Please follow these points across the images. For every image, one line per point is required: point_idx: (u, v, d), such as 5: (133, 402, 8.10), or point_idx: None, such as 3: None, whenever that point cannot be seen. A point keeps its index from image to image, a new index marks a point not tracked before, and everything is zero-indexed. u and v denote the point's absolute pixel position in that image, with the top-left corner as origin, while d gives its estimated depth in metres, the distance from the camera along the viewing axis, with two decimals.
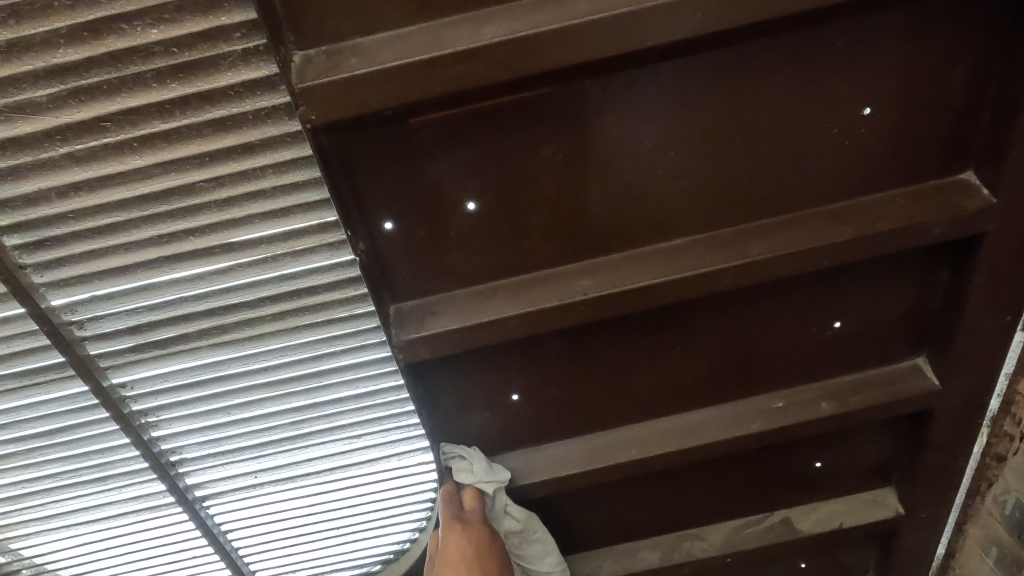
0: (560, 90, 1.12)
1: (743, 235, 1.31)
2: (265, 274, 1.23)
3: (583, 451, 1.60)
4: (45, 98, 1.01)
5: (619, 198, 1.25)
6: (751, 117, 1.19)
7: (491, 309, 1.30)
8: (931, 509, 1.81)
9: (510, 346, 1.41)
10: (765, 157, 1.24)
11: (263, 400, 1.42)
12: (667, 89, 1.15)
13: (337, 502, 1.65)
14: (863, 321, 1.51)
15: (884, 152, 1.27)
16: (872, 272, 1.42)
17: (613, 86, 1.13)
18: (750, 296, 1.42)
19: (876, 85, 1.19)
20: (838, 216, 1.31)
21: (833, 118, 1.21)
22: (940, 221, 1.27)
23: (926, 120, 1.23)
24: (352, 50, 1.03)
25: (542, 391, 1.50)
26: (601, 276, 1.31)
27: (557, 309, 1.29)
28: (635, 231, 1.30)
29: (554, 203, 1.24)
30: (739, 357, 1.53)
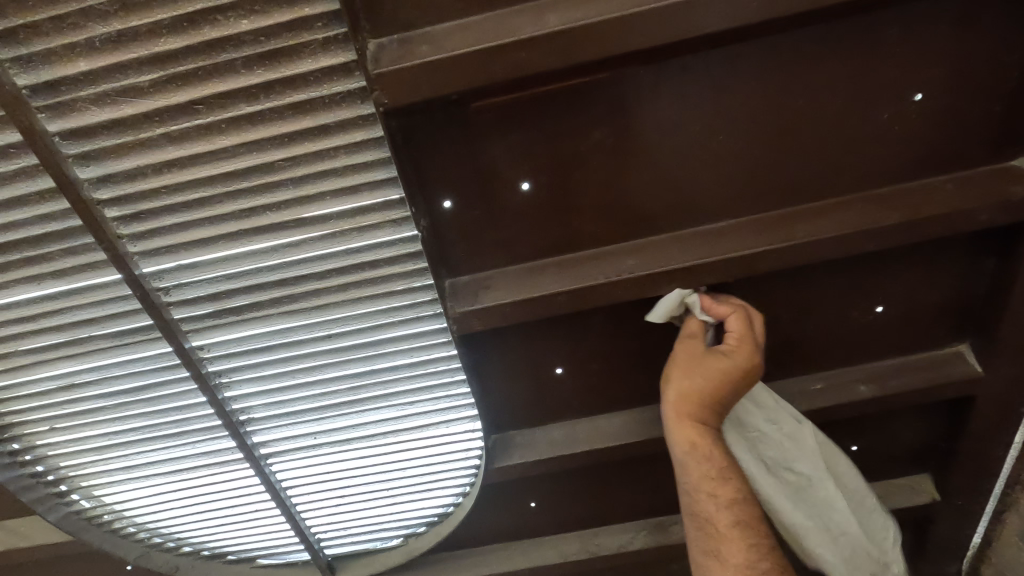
0: (616, 75, 1.18)
1: (789, 218, 1.35)
2: (332, 247, 1.32)
3: (623, 425, 1.67)
4: (147, 83, 1.12)
5: (666, 178, 1.30)
6: (801, 101, 1.23)
7: (542, 284, 1.37)
8: (967, 496, 1.83)
9: (557, 320, 1.48)
10: (813, 141, 1.27)
11: (325, 365, 1.53)
12: (719, 74, 1.19)
13: (388, 465, 1.76)
14: (905, 306, 1.53)
15: (934, 139, 1.28)
16: (918, 256, 1.44)
17: (665, 72, 1.18)
18: (793, 278, 1.45)
19: (927, 71, 1.21)
20: (884, 200, 1.33)
21: (883, 104, 1.24)
22: (990, 207, 1.28)
23: (977, 106, 1.24)
24: (422, 38, 1.10)
25: (585, 365, 1.58)
26: (648, 255, 1.36)
27: (604, 287, 1.35)
28: (681, 213, 1.35)
29: (605, 183, 1.30)
30: (779, 338, 1.57)
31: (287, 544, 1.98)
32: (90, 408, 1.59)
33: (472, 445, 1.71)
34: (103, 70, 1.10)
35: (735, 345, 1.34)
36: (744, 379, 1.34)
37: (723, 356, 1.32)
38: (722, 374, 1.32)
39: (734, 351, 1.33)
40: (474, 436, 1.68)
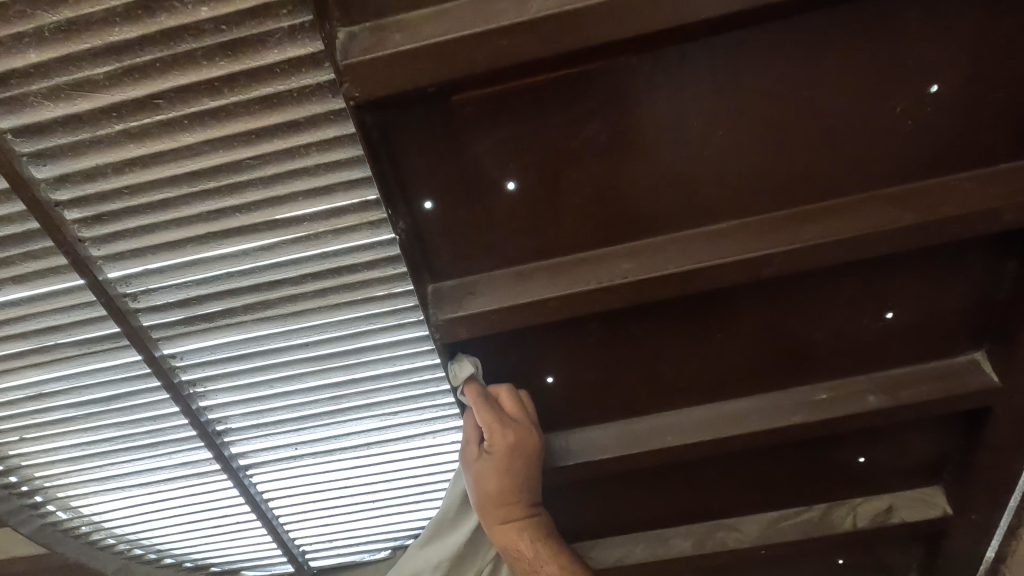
0: (607, 66, 1.09)
1: (794, 219, 1.25)
2: (307, 251, 1.25)
3: (619, 437, 1.58)
4: (102, 76, 1.04)
5: (662, 177, 1.21)
6: (807, 94, 1.14)
7: (530, 290, 1.29)
8: (983, 511, 1.74)
9: (547, 328, 1.40)
10: (821, 137, 1.18)
11: (305, 373, 1.45)
12: (718, 64, 1.10)
13: (373, 476, 1.69)
14: (919, 312, 1.44)
15: (952, 134, 1.19)
16: (933, 260, 1.35)
17: (660, 62, 1.10)
18: (799, 283, 1.37)
19: (945, 60, 1.11)
20: (898, 200, 1.23)
21: (897, 97, 1.14)
22: (1013, 208, 1.18)
23: (999, 99, 1.15)
24: (396, 26, 1.02)
25: (578, 374, 1.49)
26: (642, 260, 1.27)
27: (596, 293, 1.27)
28: (678, 214, 1.26)
29: (597, 182, 1.21)
30: (784, 346, 1.48)
31: (271, 556, 1.92)
32: (61, 418, 1.52)
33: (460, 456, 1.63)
34: (54, 62, 1.02)
35: (494, 435, 1.36)
36: (519, 458, 1.40)
37: (517, 436, 1.38)
38: (506, 459, 1.39)
39: (494, 447, 1.38)
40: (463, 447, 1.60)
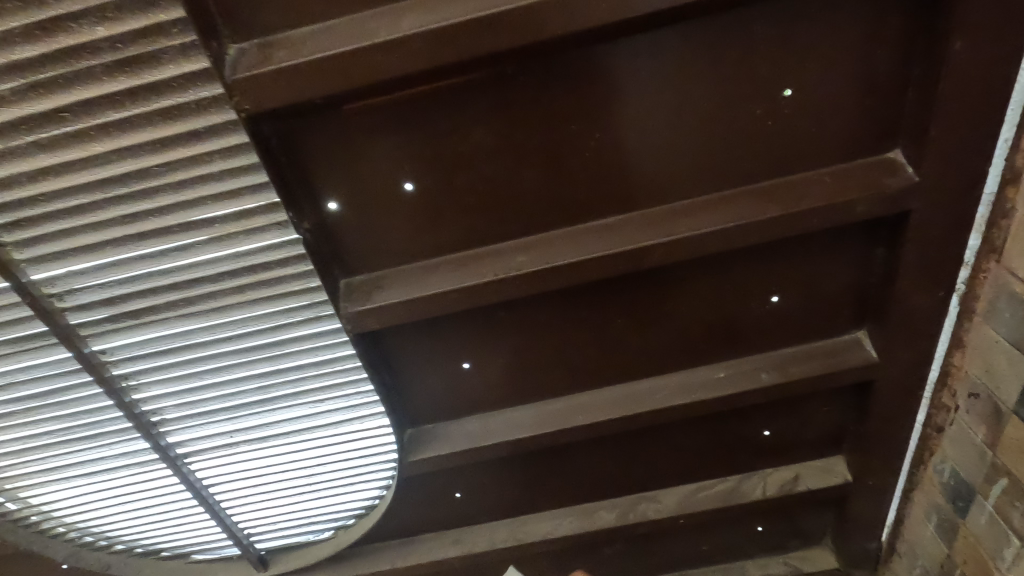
0: (485, 76, 1.18)
1: (674, 213, 1.36)
2: (221, 250, 1.33)
3: (535, 417, 1.70)
4: (8, 91, 1.11)
5: (550, 176, 1.31)
6: (674, 98, 1.24)
7: (434, 282, 1.38)
8: (878, 475, 1.90)
9: (457, 317, 1.50)
10: (691, 138, 1.28)
11: (232, 365, 1.54)
12: (588, 73, 1.20)
13: (308, 460, 1.79)
14: (800, 295, 1.56)
15: (809, 133, 1.29)
16: (807, 247, 1.46)
17: (535, 72, 1.19)
18: (687, 271, 1.48)
19: (796, 66, 1.22)
20: (765, 194, 1.34)
21: (756, 100, 1.25)
22: (864, 200, 1.31)
23: (848, 101, 1.26)
24: (282, 43, 1.10)
25: (490, 360, 1.61)
26: (537, 253, 1.37)
27: (494, 284, 1.37)
28: (569, 210, 1.36)
29: (489, 181, 1.31)
30: (681, 330, 1.60)
31: (218, 540, 2.01)
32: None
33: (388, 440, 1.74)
34: None
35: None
36: None
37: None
38: None
39: None
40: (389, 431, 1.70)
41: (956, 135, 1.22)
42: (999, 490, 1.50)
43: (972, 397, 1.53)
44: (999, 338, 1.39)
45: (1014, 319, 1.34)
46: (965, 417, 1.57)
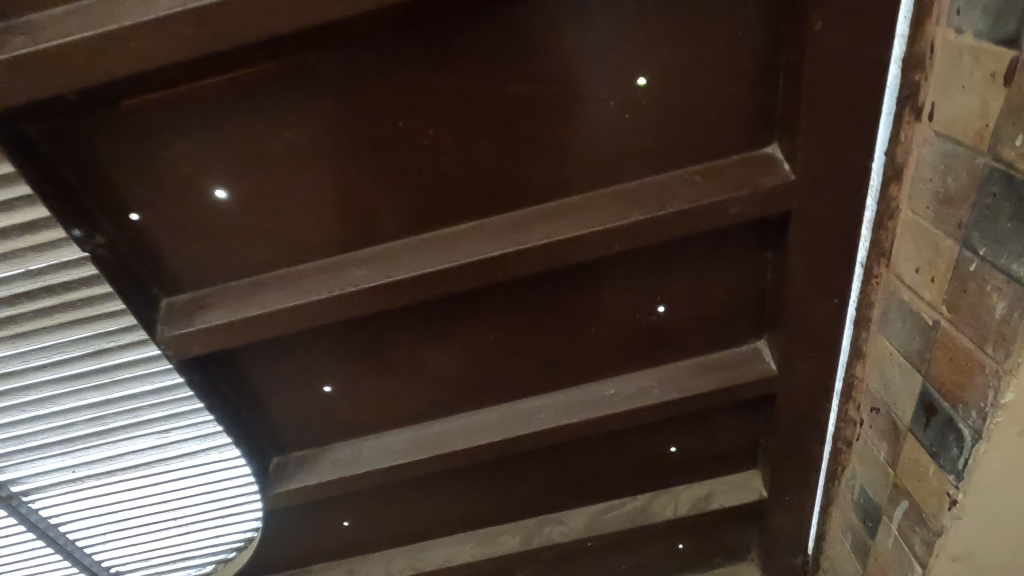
0: (285, 66, 1.02)
1: (530, 218, 1.20)
2: (8, 270, 1.14)
3: (411, 441, 1.55)
4: None
5: (383, 179, 1.14)
6: (512, 89, 1.08)
7: (264, 301, 1.22)
8: (794, 491, 1.78)
9: (307, 335, 1.37)
10: (538, 133, 1.13)
11: (57, 396, 1.36)
12: (407, 60, 1.04)
13: (166, 495, 1.61)
14: (689, 304, 1.42)
15: (674, 127, 1.14)
16: (688, 252, 1.32)
17: (343, 60, 1.03)
18: (557, 281, 1.34)
19: (647, 51, 1.07)
20: (630, 195, 1.19)
21: (608, 90, 1.09)
22: (736, 200, 1.17)
23: (711, 89, 1.11)
24: (25, 27, 0.93)
25: (354, 381, 1.46)
26: (377, 266, 1.21)
27: (330, 302, 1.21)
28: (410, 218, 1.19)
29: (312, 186, 1.14)
30: (562, 344, 1.45)
31: None
32: None
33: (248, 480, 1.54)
34: None
35: None
36: None
37: None
38: None
39: None
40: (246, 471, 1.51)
41: (828, 127, 1.08)
42: (900, 513, 1.38)
43: (874, 412, 1.41)
44: (893, 350, 1.27)
45: (904, 330, 1.21)
46: (869, 433, 1.46)
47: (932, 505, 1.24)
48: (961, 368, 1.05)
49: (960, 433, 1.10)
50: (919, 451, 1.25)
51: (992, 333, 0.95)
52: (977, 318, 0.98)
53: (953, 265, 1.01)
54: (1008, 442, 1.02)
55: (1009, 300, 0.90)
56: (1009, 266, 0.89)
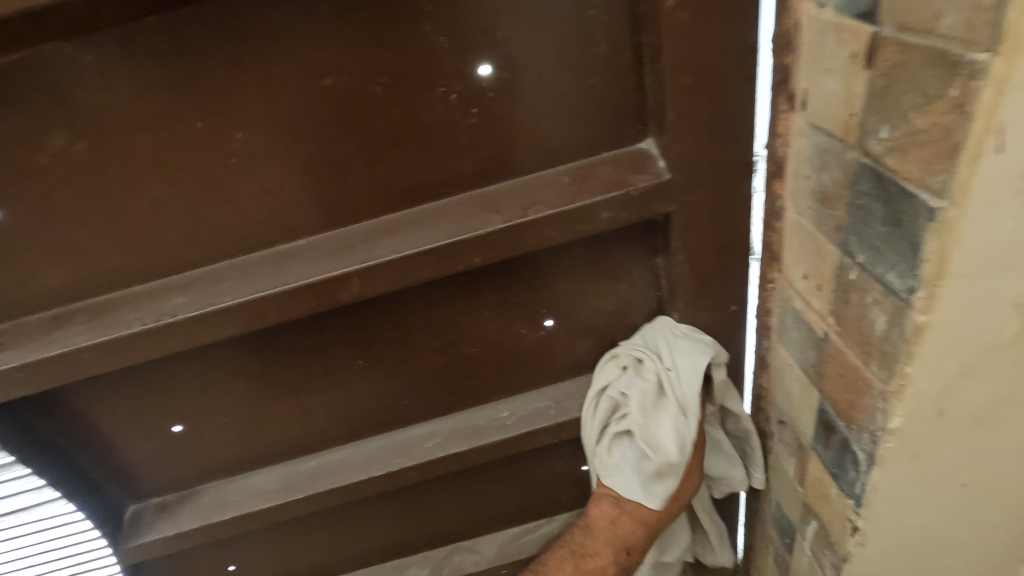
0: (36, 58, 0.83)
1: (375, 231, 1.04)
2: None
3: (283, 478, 1.38)
4: None
5: (191, 191, 0.97)
6: (330, 82, 0.91)
7: (63, 338, 1.02)
8: (716, 504, 1.66)
9: (140, 369, 1.18)
10: (371, 133, 0.97)
11: None
12: (193, 50, 0.86)
13: (3, 567, 1.39)
14: (579, 318, 1.28)
15: (530, 121, 1.00)
16: (569, 259, 1.18)
17: (112, 51, 0.84)
18: (424, 297, 1.19)
19: (485, 34, 0.91)
20: (489, 201, 1.04)
21: (446, 81, 0.94)
22: (608, 203, 1.02)
23: (568, 77, 0.96)
24: None
25: (206, 419, 1.28)
26: (198, 292, 1.03)
27: (141, 338, 1.02)
28: (234, 235, 1.02)
29: (104, 202, 0.96)
30: (442, 365, 1.30)
31: None
32: None
33: (97, 536, 1.35)
34: None
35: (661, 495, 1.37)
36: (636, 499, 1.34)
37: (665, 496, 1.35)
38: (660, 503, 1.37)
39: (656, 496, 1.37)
40: (91, 525, 1.33)
41: (698, 117, 0.95)
42: (811, 533, 1.27)
43: (781, 424, 1.30)
44: (791, 361, 1.15)
45: (799, 341, 1.09)
46: (779, 446, 1.35)
47: (837, 529, 1.13)
48: (851, 386, 0.93)
49: (855, 456, 0.98)
50: (822, 471, 1.13)
51: (875, 351, 0.83)
52: (861, 333, 0.86)
53: (835, 271, 0.89)
54: (902, 466, 0.91)
55: (887, 315, 0.78)
56: (885, 276, 0.77)
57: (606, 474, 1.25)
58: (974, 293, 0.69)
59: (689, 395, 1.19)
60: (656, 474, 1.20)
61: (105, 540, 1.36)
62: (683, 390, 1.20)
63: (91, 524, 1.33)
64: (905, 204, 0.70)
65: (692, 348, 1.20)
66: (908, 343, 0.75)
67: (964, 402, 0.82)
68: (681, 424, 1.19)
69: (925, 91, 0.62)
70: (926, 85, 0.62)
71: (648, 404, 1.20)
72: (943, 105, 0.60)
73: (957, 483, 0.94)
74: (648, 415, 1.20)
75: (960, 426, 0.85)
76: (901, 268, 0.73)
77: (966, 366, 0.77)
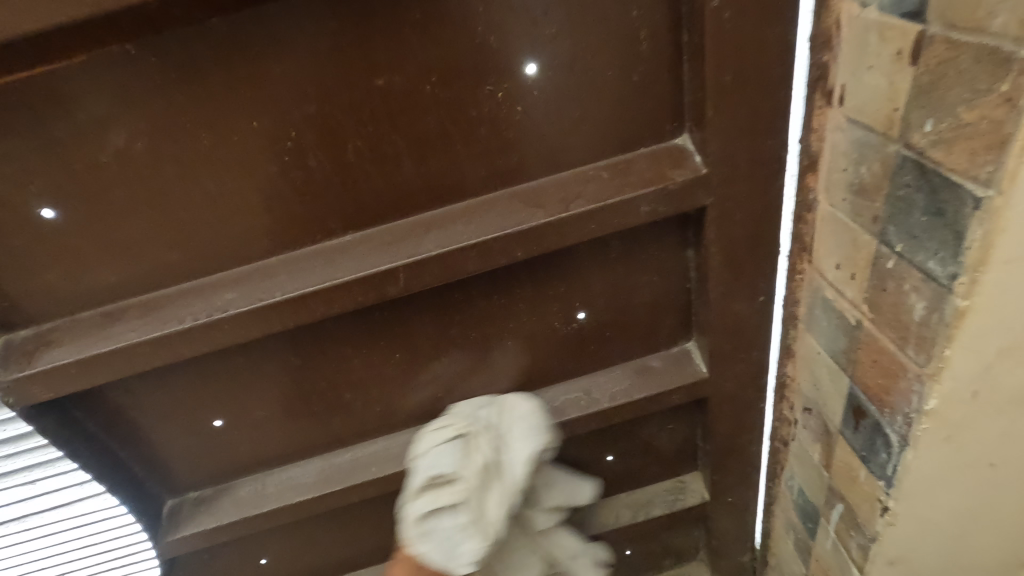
0: (101, 58, 0.85)
1: (420, 226, 1.07)
2: None
3: (319, 471, 1.41)
4: None
5: (244, 188, 0.99)
6: (382, 82, 0.94)
7: (115, 333, 1.05)
8: (736, 492, 1.71)
9: (183, 365, 1.20)
10: (419, 131, 0.99)
11: None
12: (251, 50, 0.88)
13: (43, 562, 1.41)
14: (611, 310, 1.31)
15: (572, 118, 1.03)
16: (604, 252, 1.22)
17: (173, 51, 0.86)
18: (462, 291, 1.22)
19: (533, 34, 0.94)
20: (531, 196, 1.07)
21: (494, 80, 0.97)
22: (646, 198, 1.05)
23: (609, 75, 1.00)
24: None
25: (246, 413, 1.31)
26: (248, 287, 1.05)
27: (193, 332, 1.04)
28: (283, 231, 1.05)
29: (159, 199, 0.98)
30: (477, 358, 1.33)
31: None
32: None
33: (137, 531, 1.37)
34: None
35: None
36: None
37: None
38: None
39: None
40: (131, 520, 1.35)
41: (736, 113, 0.98)
42: (837, 516, 1.31)
43: (807, 412, 1.34)
44: (819, 349, 1.19)
45: (829, 329, 1.13)
46: (803, 433, 1.39)
47: (866, 511, 1.17)
48: (885, 370, 0.97)
49: (888, 439, 1.02)
50: (850, 455, 1.17)
51: (913, 336, 0.87)
52: (898, 319, 0.90)
53: (871, 261, 0.93)
54: (935, 447, 0.95)
55: (927, 301, 0.82)
56: (925, 264, 0.81)
57: (416, 541, 1.11)
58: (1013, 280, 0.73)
59: (512, 475, 1.19)
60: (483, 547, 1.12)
61: (144, 534, 1.38)
62: (511, 470, 1.20)
63: (132, 518, 1.34)
64: (948, 194, 0.73)
65: (526, 432, 1.23)
66: (948, 327, 0.79)
67: (998, 384, 0.86)
68: (504, 503, 1.17)
69: (973, 86, 0.66)
70: (975, 80, 0.65)
71: (492, 483, 1.17)
72: (992, 99, 0.64)
73: (986, 462, 0.99)
74: (484, 486, 1.15)
75: (992, 407, 0.90)
76: (943, 255, 0.77)
77: (1002, 349, 0.81)
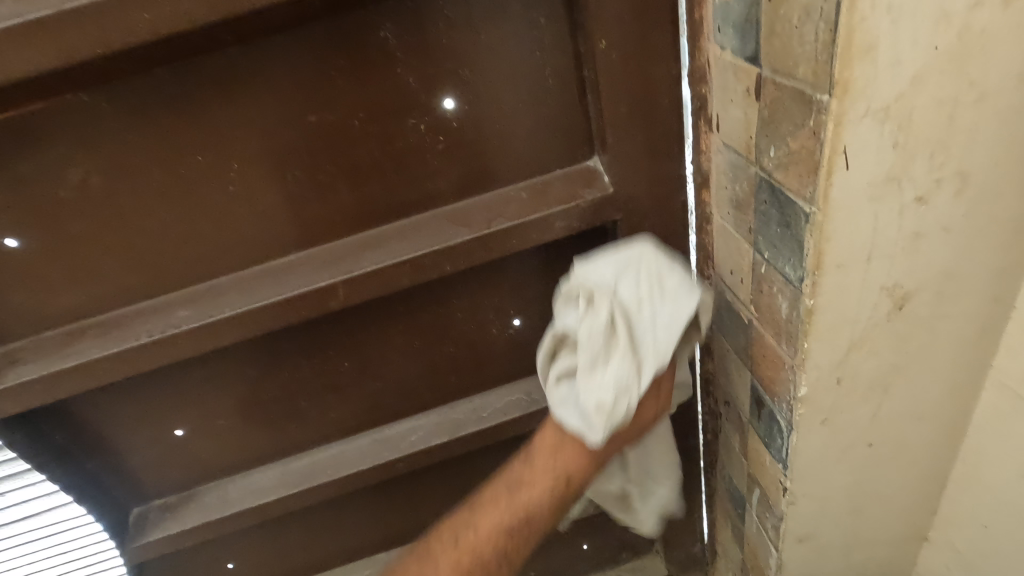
0: (57, 105, 0.96)
1: (357, 245, 1.18)
2: None
3: (279, 476, 1.50)
4: None
5: (193, 216, 1.10)
6: (314, 117, 1.05)
7: (77, 350, 1.14)
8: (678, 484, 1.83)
9: (145, 378, 1.29)
10: (351, 160, 1.11)
11: None
12: (193, 94, 0.99)
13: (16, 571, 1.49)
14: (544, 317, 1.42)
15: (489, 145, 1.15)
16: (532, 264, 1.33)
17: (123, 97, 0.97)
18: (403, 302, 1.33)
19: (448, 73, 1.06)
20: (457, 215, 1.18)
21: (416, 114, 1.08)
22: (562, 214, 1.16)
23: (521, 107, 1.12)
24: None
25: (207, 422, 1.40)
26: (199, 305, 1.15)
27: (149, 348, 1.13)
28: (231, 253, 1.15)
29: (114, 227, 1.08)
30: (421, 364, 1.44)
31: None
32: None
33: (105, 538, 1.45)
34: None
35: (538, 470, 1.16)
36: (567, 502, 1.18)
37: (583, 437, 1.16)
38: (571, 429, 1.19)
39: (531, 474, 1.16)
40: (99, 527, 1.43)
41: (634, 139, 1.11)
42: (756, 500, 1.42)
43: (727, 405, 1.46)
44: (728, 346, 1.32)
45: (732, 327, 1.26)
46: (726, 424, 1.51)
47: (773, 492, 1.28)
48: (772, 363, 1.09)
49: (780, 425, 1.14)
50: (758, 442, 1.29)
51: (784, 331, 0.99)
52: (772, 317, 1.02)
53: (751, 267, 1.06)
54: (815, 430, 1.07)
55: (789, 301, 0.94)
56: (783, 269, 0.93)
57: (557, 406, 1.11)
58: (848, 280, 0.86)
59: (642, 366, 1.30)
60: (617, 407, 1.04)
61: (112, 541, 1.46)
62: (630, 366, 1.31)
63: (99, 525, 1.42)
64: (791, 210, 0.86)
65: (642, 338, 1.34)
66: (804, 323, 0.92)
67: (858, 371, 0.99)
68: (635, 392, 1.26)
69: (794, 121, 0.78)
70: (794, 117, 0.78)
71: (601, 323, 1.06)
72: (806, 133, 0.76)
73: (864, 442, 1.11)
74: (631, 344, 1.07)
75: (858, 392, 1.02)
76: (794, 261, 0.89)
77: (854, 340, 0.94)
